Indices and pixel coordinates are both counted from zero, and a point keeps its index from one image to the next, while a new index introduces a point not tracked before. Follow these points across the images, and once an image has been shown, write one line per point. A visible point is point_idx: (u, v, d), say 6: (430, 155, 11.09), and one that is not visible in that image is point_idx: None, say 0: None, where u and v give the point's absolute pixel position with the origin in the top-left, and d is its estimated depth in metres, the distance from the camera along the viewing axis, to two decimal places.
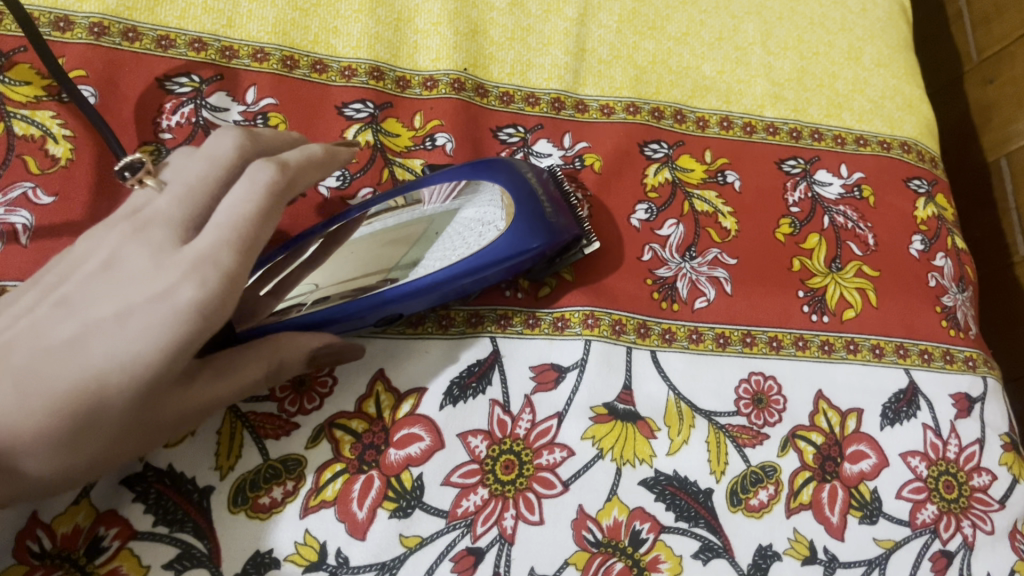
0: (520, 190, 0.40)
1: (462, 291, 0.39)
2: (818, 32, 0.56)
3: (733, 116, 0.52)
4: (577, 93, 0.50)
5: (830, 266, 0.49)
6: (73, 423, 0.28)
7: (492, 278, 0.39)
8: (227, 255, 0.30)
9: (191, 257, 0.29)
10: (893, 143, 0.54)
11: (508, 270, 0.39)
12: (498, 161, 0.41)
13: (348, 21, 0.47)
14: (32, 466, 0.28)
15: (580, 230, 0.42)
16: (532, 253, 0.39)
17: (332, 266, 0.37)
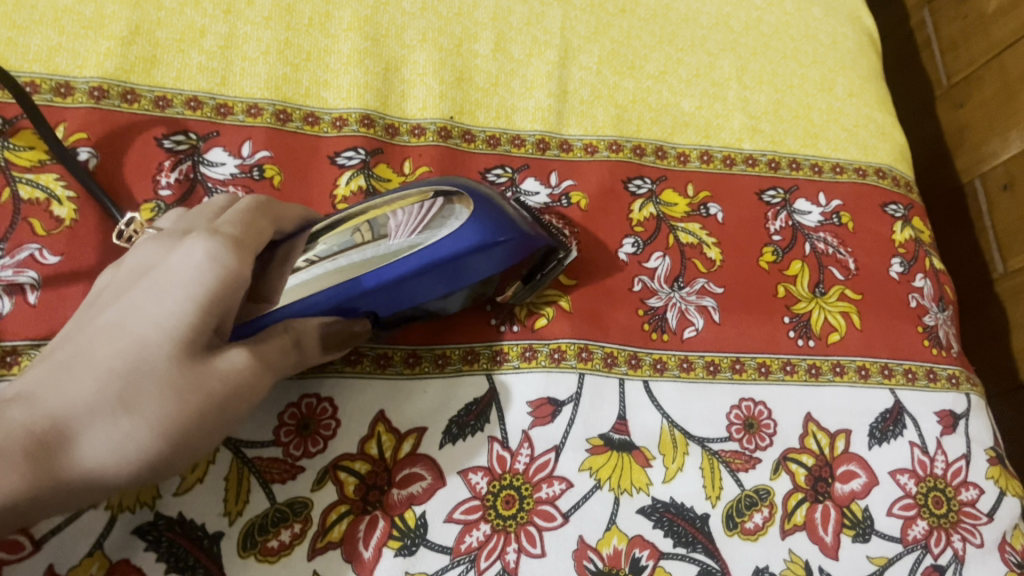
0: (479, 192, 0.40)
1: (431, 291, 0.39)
2: (791, 65, 0.58)
3: (713, 150, 0.54)
4: (561, 133, 0.52)
5: (814, 291, 0.51)
6: (118, 382, 0.28)
7: (459, 280, 0.40)
8: (231, 228, 0.34)
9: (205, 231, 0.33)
10: (868, 170, 0.56)
11: (476, 270, 0.40)
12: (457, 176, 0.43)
13: (338, 73, 0.49)
14: (85, 439, 0.27)
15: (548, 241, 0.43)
16: (494, 246, 0.39)
17: (299, 283, 0.37)
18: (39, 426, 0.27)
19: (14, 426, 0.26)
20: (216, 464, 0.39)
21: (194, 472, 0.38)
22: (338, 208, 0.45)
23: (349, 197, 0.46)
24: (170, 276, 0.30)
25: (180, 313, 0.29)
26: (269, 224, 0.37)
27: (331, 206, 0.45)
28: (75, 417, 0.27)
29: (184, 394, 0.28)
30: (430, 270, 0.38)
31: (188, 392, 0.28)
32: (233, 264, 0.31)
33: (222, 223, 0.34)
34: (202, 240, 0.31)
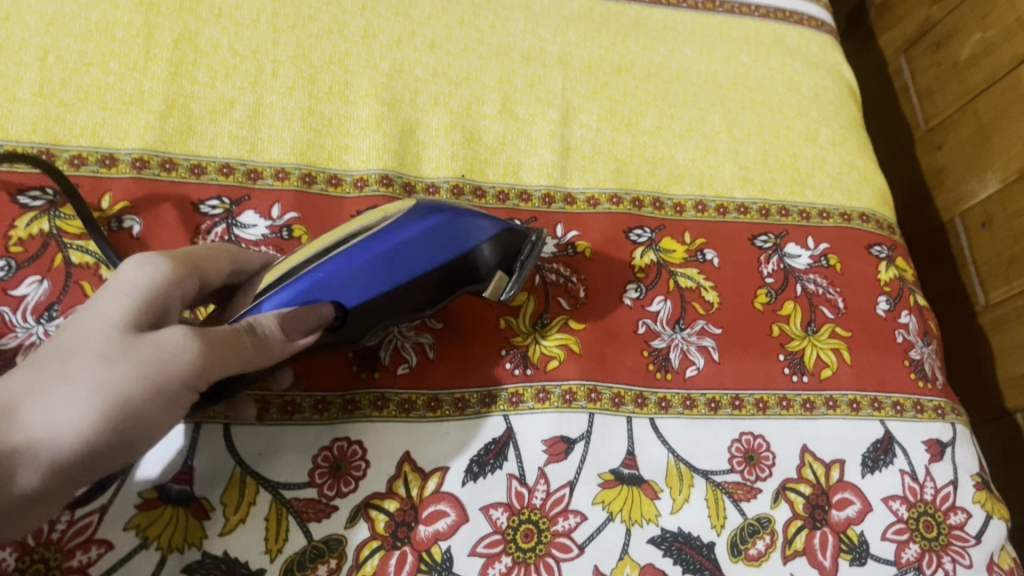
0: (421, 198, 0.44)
1: (394, 278, 0.40)
2: (777, 117, 0.62)
3: (707, 199, 0.58)
4: (565, 187, 0.56)
5: (806, 330, 0.54)
6: (62, 367, 0.30)
7: (421, 263, 0.40)
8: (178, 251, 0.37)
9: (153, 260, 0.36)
10: (852, 214, 0.60)
11: (434, 250, 0.41)
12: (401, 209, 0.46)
13: (357, 137, 0.52)
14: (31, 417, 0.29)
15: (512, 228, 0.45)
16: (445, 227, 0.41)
17: (262, 290, 0.38)
18: None
19: None
20: (257, 505, 0.41)
21: (237, 513, 0.41)
22: None
23: None
24: (112, 284, 0.33)
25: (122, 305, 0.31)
26: (227, 264, 0.39)
27: None
28: (22, 400, 0.29)
29: (123, 365, 0.30)
30: (385, 253, 0.40)
31: (121, 362, 0.30)
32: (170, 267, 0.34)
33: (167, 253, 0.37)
34: (146, 257, 0.34)
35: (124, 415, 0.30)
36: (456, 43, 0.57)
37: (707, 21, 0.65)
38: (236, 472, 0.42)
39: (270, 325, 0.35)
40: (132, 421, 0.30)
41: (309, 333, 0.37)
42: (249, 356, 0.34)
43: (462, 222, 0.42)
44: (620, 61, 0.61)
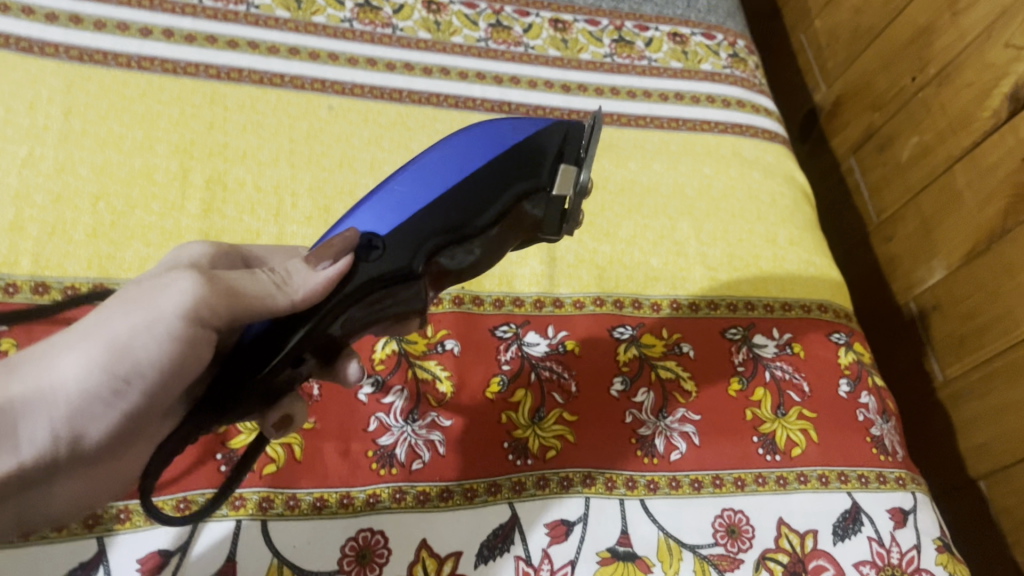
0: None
1: (414, 191, 0.39)
2: (739, 223, 0.69)
3: (681, 298, 0.64)
4: (554, 292, 0.62)
5: (776, 412, 0.60)
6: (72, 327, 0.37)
7: (437, 171, 0.39)
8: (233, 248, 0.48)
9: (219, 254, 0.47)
10: (812, 305, 0.67)
11: (450, 153, 0.40)
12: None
13: None
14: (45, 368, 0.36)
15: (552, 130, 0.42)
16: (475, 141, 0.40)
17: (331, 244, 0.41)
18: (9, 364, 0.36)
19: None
20: None
21: None
22: (376, 369, 0.55)
23: (385, 358, 0.56)
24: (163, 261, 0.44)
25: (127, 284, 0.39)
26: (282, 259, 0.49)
27: (370, 368, 0.55)
28: (38, 358, 0.36)
29: (114, 315, 0.37)
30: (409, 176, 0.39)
31: (119, 310, 0.37)
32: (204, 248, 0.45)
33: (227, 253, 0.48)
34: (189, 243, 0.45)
35: (119, 355, 0.36)
36: None
37: (673, 138, 0.73)
38: (274, 563, 0.47)
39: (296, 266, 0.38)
40: (132, 362, 0.36)
41: (336, 258, 0.37)
42: (266, 293, 0.37)
43: (488, 130, 0.41)
44: (597, 178, 0.69)
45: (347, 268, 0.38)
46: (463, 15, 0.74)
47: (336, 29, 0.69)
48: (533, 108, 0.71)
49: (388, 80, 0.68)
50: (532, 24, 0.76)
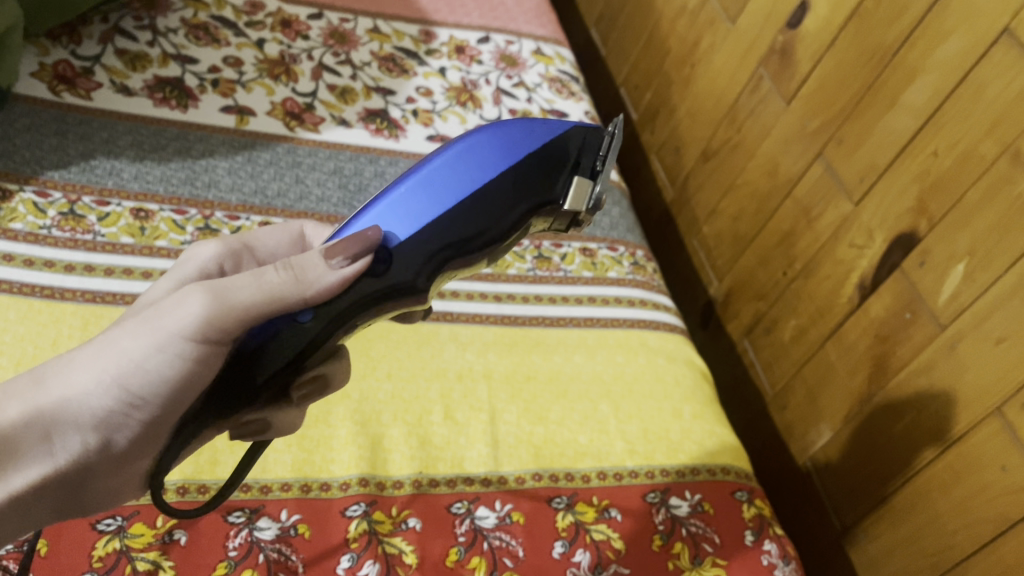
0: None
1: (425, 203, 0.47)
2: (651, 401, 0.83)
3: (606, 469, 0.76)
4: (499, 470, 0.73)
5: (693, 562, 0.71)
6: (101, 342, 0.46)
7: (453, 176, 0.47)
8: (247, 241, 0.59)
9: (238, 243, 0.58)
10: (716, 468, 0.79)
11: (482, 156, 0.47)
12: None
13: (339, 450, 0.70)
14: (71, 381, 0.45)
15: (572, 134, 0.50)
16: (501, 150, 0.48)
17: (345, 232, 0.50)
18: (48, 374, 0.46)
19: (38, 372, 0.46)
20: None
21: None
22: (351, 545, 0.64)
23: (359, 536, 0.65)
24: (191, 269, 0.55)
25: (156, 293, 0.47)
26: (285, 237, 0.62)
27: (346, 545, 0.64)
28: (69, 371, 0.46)
29: (130, 336, 0.45)
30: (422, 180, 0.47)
31: (135, 330, 0.45)
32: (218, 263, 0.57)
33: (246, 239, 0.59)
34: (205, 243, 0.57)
35: (127, 376, 0.45)
36: (407, 371, 0.77)
37: (590, 334, 0.87)
38: None
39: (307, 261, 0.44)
40: (138, 381, 0.45)
41: (358, 259, 0.44)
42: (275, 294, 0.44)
43: (508, 134, 0.48)
44: (529, 370, 0.81)
45: (360, 270, 0.45)
46: None
47: None
48: (471, 315, 0.84)
49: None
50: None
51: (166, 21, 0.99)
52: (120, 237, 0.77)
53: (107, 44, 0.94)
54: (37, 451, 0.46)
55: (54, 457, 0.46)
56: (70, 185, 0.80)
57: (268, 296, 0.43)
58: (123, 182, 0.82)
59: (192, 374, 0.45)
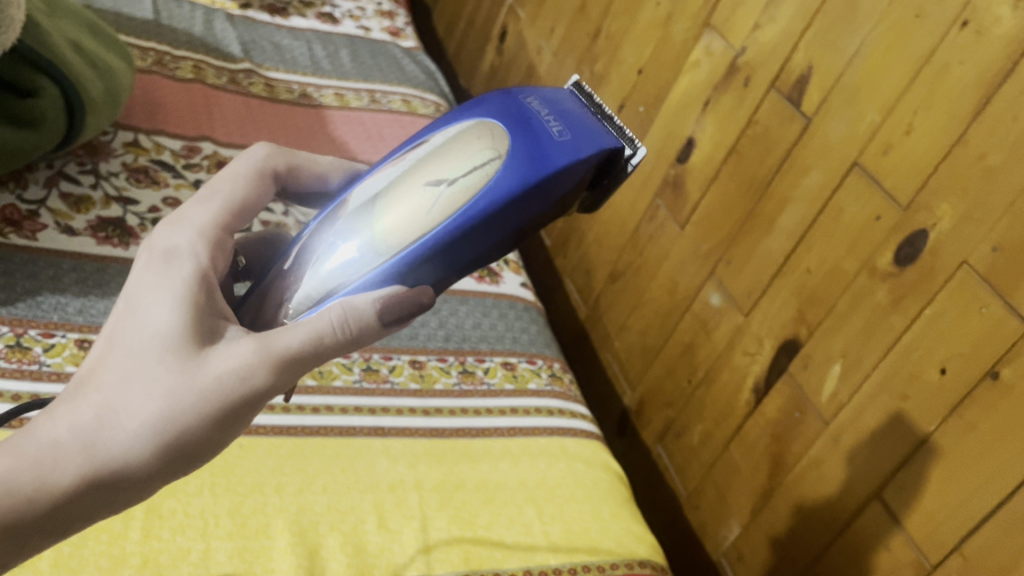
0: (521, 123, 0.59)
1: (475, 239, 0.59)
2: (572, 503, 0.89)
3: (532, 567, 0.81)
4: (432, 572, 0.77)
5: None
6: (134, 398, 0.51)
7: (503, 219, 0.58)
8: (214, 218, 0.60)
9: (205, 225, 0.60)
10: (634, 562, 0.85)
11: (527, 205, 0.58)
12: (512, 101, 0.61)
13: (278, 560, 0.73)
14: (122, 440, 0.50)
15: (601, 155, 0.59)
16: (541, 192, 0.58)
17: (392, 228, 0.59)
18: (90, 433, 0.50)
19: (78, 433, 0.50)
20: None
21: None
22: None
23: None
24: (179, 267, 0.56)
25: (167, 339, 0.52)
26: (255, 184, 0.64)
27: None
28: (115, 430, 0.50)
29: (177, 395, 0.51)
30: (478, 223, 0.58)
31: (183, 393, 0.51)
32: (207, 248, 0.58)
33: (224, 211, 0.61)
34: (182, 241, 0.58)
35: (187, 432, 0.51)
36: (341, 484, 0.82)
37: (513, 443, 0.94)
38: None
39: (371, 324, 0.56)
40: (200, 434, 0.52)
41: (408, 319, 0.58)
42: (327, 353, 0.55)
43: (549, 177, 0.57)
44: (457, 480, 0.87)
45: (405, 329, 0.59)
46: (340, 363, 0.94)
47: None
48: (401, 429, 0.90)
49: (284, 418, 0.85)
50: (395, 365, 0.98)
51: (108, 165, 1.06)
52: (65, 366, 0.82)
53: (52, 187, 1.00)
54: (103, 498, 0.51)
55: (114, 500, 0.51)
56: (17, 319, 0.84)
57: (306, 352, 0.54)
58: (68, 315, 0.87)
59: (244, 421, 0.54)
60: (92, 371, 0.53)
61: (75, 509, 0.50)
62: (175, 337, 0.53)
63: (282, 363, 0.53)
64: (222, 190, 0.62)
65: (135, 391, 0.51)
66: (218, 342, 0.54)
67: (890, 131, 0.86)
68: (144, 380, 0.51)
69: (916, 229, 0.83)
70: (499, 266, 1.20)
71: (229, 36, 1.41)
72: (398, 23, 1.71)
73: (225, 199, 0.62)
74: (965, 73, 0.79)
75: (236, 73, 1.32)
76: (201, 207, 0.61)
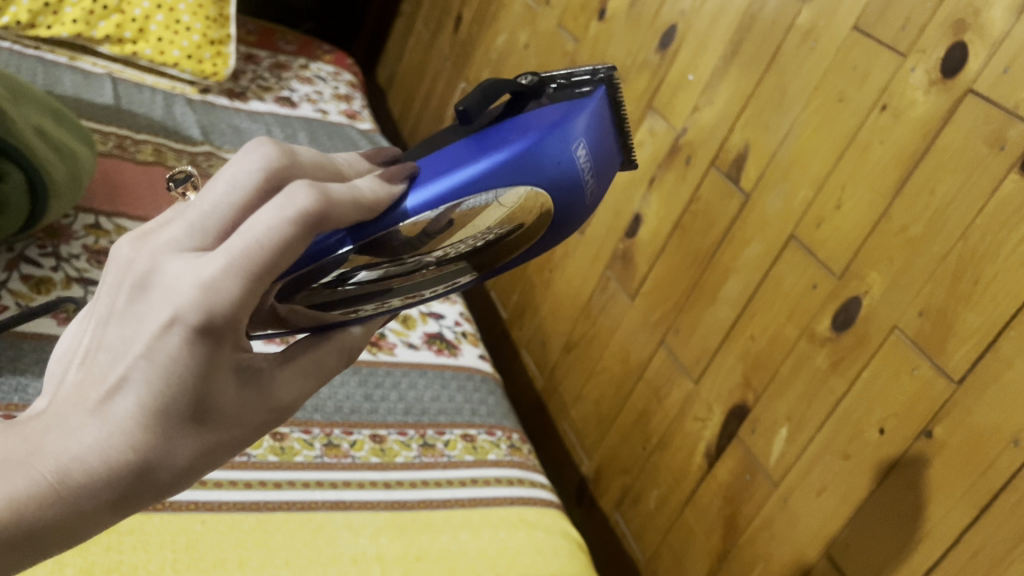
0: (567, 188, 0.55)
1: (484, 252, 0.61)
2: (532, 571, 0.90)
3: None
4: None
5: None
6: (164, 462, 0.42)
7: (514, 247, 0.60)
8: (261, 278, 0.40)
9: (246, 280, 0.40)
10: None
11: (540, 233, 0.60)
12: (564, 134, 0.54)
13: None
14: (140, 495, 0.42)
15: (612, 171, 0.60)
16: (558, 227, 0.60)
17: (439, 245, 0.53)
18: (109, 492, 0.41)
19: (96, 492, 0.40)
20: None
21: None
22: None
23: None
24: (217, 319, 0.40)
25: (206, 392, 0.42)
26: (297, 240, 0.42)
27: None
28: (133, 488, 0.42)
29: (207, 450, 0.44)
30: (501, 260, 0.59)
31: (207, 454, 0.44)
32: (241, 307, 0.41)
33: (261, 277, 0.40)
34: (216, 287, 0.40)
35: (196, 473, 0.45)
36: (304, 558, 0.82)
37: (474, 513, 0.95)
38: None
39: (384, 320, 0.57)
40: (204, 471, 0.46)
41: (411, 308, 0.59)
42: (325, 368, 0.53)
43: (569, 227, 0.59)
44: (419, 551, 0.88)
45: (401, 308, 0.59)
46: (302, 438, 0.95)
47: None
48: (363, 502, 0.91)
49: (246, 494, 0.86)
50: (356, 439, 0.99)
51: (69, 248, 1.08)
52: None
53: (13, 270, 1.01)
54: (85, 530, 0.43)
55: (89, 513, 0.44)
56: None
57: (314, 381, 0.51)
58: (28, 397, 0.87)
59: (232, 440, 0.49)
60: (84, 443, 0.40)
61: (56, 546, 0.42)
62: (206, 408, 0.42)
63: (291, 401, 0.49)
64: (262, 239, 0.40)
65: (155, 474, 0.42)
66: (240, 386, 0.45)
67: (822, 205, 0.92)
68: (169, 461, 0.42)
69: (850, 297, 0.88)
70: (457, 339, 1.23)
71: (188, 120, 1.44)
72: (354, 106, 1.77)
73: (261, 267, 0.40)
74: (886, 152, 0.85)
75: (196, 156, 1.36)
76: (229, 269, 0.40)
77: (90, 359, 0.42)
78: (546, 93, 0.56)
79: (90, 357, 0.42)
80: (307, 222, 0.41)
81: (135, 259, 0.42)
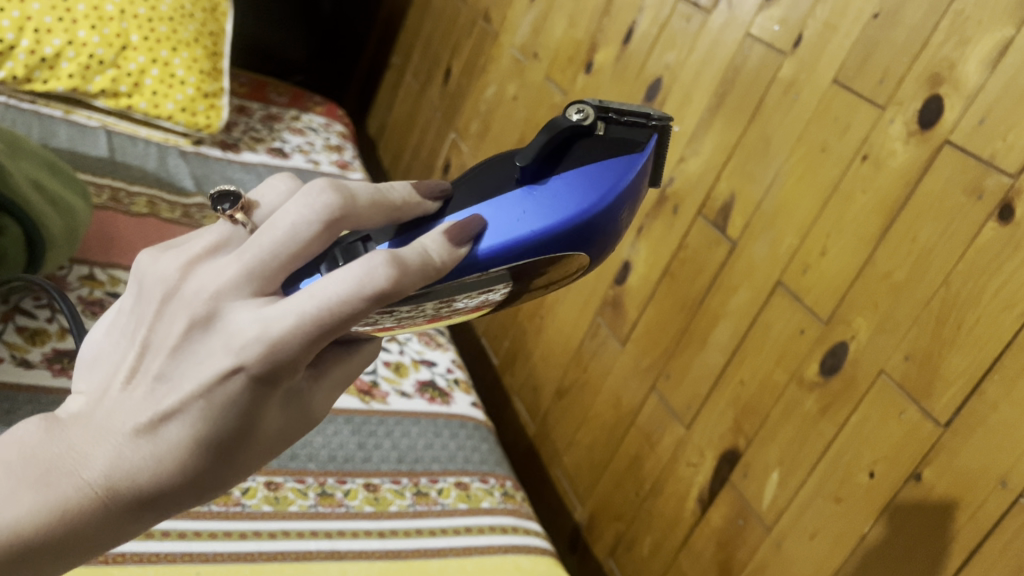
0: (601, 246, 0.56)
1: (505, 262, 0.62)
2: None
3: None
4: None
5: None
6: (207, 485, 0.46)
7: None
8: (321, 337, 0.43)
9: (306, 340, 0.43)
10: None
11: None
12: (613, 198, 0.54)
13: None
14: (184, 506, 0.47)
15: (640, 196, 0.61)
16: None
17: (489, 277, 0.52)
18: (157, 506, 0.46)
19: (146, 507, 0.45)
20: None
21: None
22: None
23: None
24: (273, 369, 0.43)
25: (252, 426, 0.46)
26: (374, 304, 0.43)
27: None
28: (178, 504, 0.46)
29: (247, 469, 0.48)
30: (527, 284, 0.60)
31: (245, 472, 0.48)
32: (299, 358, 0.43)
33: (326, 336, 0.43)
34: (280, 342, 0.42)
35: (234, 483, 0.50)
36: None
37: (469, 561, 0.95)
38: None
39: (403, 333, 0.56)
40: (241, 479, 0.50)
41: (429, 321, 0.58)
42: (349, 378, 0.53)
43: None
44: None
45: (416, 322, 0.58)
46: (296, 488, 0.96)
47: (197, 511, 0.87)
48: (357, 552, 0.91)
49: (241, 545, 0.86)
50: (350, 488, 0.99)
51: None
52: None
53: (8, 321, 1.02)
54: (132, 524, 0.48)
55: None
56: None
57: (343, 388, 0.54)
58: None
59: None
60: (135, 467, 0.44)
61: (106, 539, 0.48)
62: (252, 436, 0.46)
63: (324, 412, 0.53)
64: (331, 302, 0.42)
65: (198, 491, 0.46)
66: (283, 409, 0.48)
67: (807, 251, 0.95)
68: (212, 481, 0.46)
69: (836, 342, 0.90)
70: (449, 386, 1.24)
71: (182, 171, 1.46)
72: (346, 156, 1.79)
73: (328, 329, 0.42)
74: (868, 201, 0.88)
75: (189, 207, 1.37)
76: (293, 328, 0.42)
77: (141, 383, 0.45)
78: (596, 139, 0.54)
79: (141, 381, 0.45)
80: (389, 288, 0.43)
81: (194, 291, 0.44)
